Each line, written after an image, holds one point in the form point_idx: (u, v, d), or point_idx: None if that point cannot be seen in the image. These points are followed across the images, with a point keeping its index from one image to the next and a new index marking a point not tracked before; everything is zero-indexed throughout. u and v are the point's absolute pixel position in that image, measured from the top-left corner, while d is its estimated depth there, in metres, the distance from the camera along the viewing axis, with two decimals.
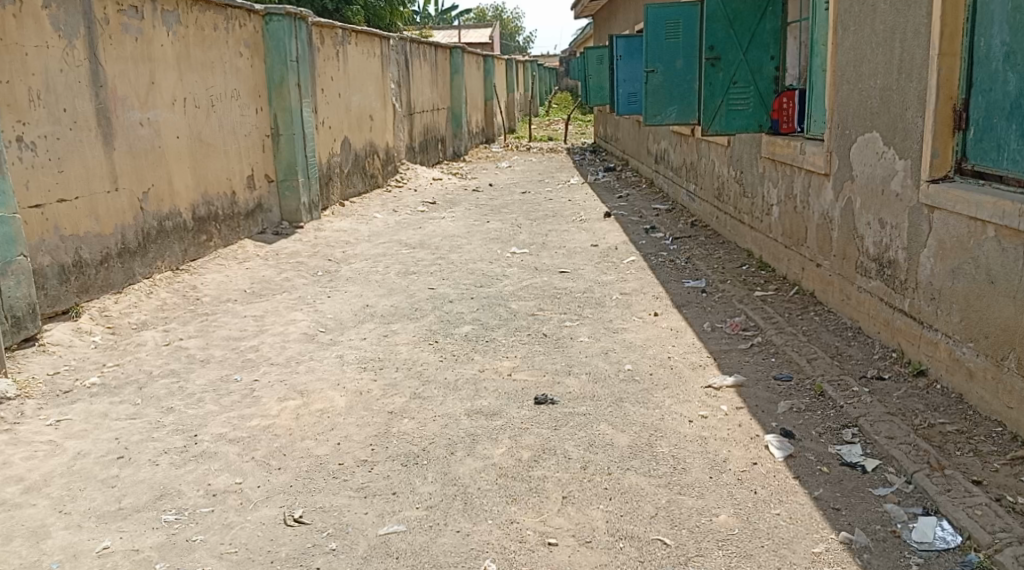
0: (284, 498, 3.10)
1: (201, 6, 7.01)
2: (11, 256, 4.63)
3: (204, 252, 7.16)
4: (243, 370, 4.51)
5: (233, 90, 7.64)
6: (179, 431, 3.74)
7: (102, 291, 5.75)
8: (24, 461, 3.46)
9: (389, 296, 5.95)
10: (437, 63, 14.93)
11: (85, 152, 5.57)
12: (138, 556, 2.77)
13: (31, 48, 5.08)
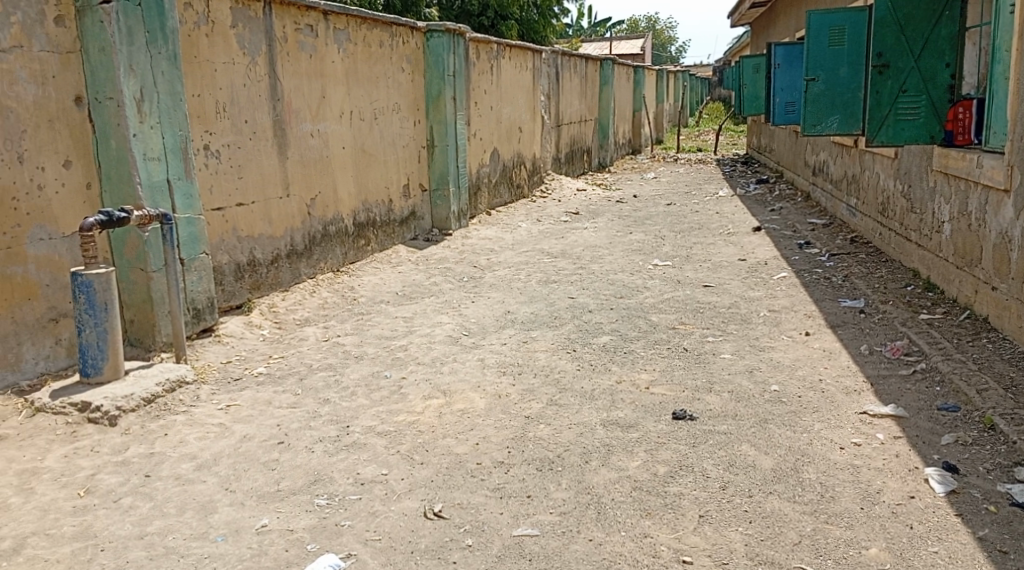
0: (426, 492, 3.28)
1: (368, 24, 7.47)
2: (194, 254, 5.14)
3: (362, 256, 7.61)
4: (393, 368, 4.78)
5: (395, 103, 8.08)
6: (334, 422, 4.03)
7: (272, 289, 6.26)
8: (198, 441, 3.84)
9: (531, 304, 6.10)
10: (587, 75, 15.05)
11: (261, 160, 6.08)
12: (292, 535, 3.02)
13: (220, 64, 5.62)
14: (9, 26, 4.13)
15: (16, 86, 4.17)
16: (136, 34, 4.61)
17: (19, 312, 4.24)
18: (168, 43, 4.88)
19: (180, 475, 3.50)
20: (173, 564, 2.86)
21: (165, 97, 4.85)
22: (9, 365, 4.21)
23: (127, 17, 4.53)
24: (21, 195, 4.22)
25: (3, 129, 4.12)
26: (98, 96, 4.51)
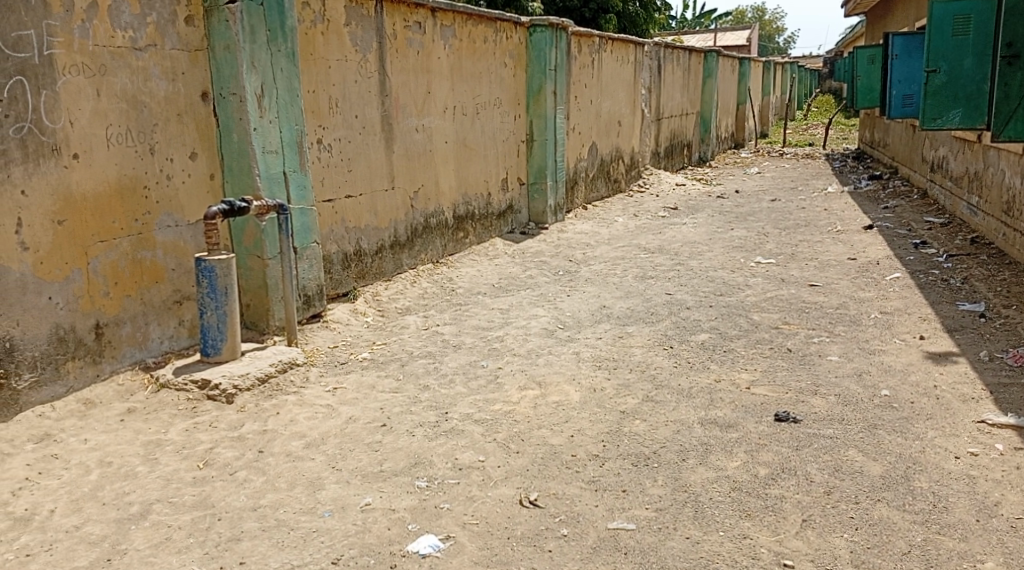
0: (521, 481, 3.34)
1: (474, 19, 7.59)
2: (306, 243, 5.38)
3: (461, 248, 7.75)
4: (489, 358, 4.87)
5: (497, 97, 8.18)
6: (433, 408, 4.14)
7: (375, 278, 6.46)
8: (307, 420, 4.03)
9: (627, 299, 6.09)
10: (689, 68, 14.77)
11: (370, 153, 6.28)
12: (394, 515, 3.12)
13: (334, 61, 5.83)
14: (145, 26, 4.41)
15: (149, 81, 4.45)
16: (258, 33, 4.85)
17: (148, 294, 4.53)
18: (287, 41, 5.11)
19: (290, 452, 3.68)
20: (284, 536, 3.01)
21: (283, 92, 5.09)
22: (138, 343, 4.50)
23: (250, 16, 4.78)
24: (152, 184, 4.51)
25: (138, 123, 4.41)
26: (222, 92, 4.78)
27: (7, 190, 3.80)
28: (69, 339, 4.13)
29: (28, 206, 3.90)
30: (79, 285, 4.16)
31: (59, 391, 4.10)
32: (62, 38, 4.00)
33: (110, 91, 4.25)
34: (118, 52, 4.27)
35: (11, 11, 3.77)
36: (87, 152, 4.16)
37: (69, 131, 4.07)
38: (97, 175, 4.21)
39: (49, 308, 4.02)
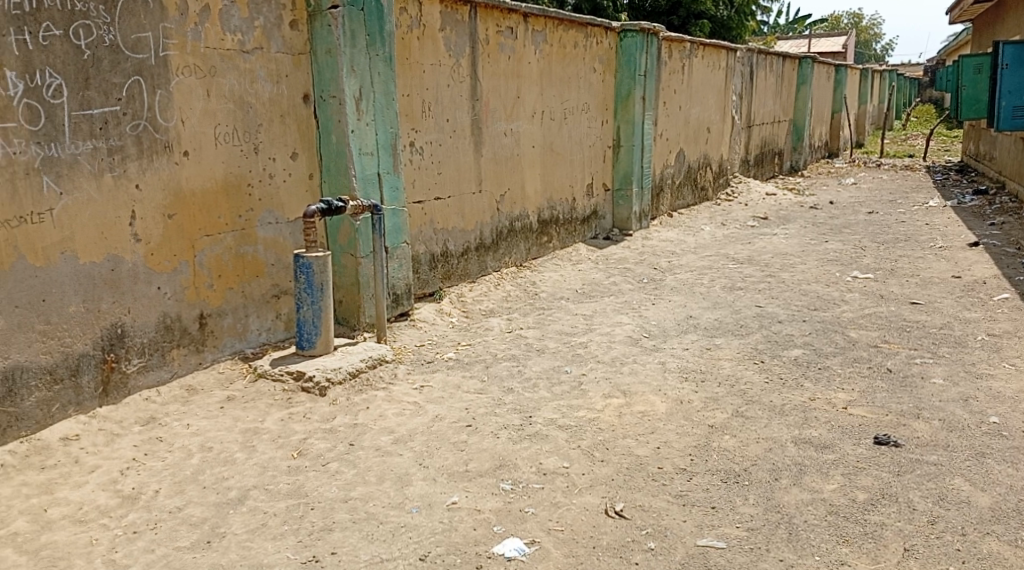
0: (607, 490, 3.31)
1: (565, 24, 7.60)
2: (397, 243, 5.49)
3: (544, 252, 7.76)
4: (573, 364, 4.86)
5: (585, 103, 8.16)
6: (517, 411, 4.16)
7: (460, 279, 6.54)
8: (395, 416, 4.11)
9: (714, 310, 5.97)
10: (783, 75, 14.41)
11: (459, 157, 6.36)
12: (480, 515, 3.15)
13: (428, 66, 5.93)
14: (253, 29, 4.57)
15: (256, 83, 4.62)
16: (358, 37, 4.98)
17: (248, 288, 4.71)
18: (385, 45, 5.23)
19: (379, 447, 3.76)
20: (373, 529, 3.07)
21: (380, 96, 5.21)
22: (238, 334, 4.68)
23: (351, 21, 4.90)
24: (255, 182, 4.68)
25: (244, 123, 4.58)
26: (323, 94, 4.92)
27: (123, 184, 4.00)
28: (175, 328, 4.32)
29: (141, 200, 4.09)
30: (186, 277, 4.35)
31: (164, 376, 4.29)
32: (177, 41, 4.19)
33: (219, 92, 4.43)
34: (228, 55, 4.45)
35: (131, 14, 3.98)
36: (197, 149, 4.34)
37: (181, 130, 4.26)
38: (205, 172, 4.39)
39: (158, 297, 4.22)
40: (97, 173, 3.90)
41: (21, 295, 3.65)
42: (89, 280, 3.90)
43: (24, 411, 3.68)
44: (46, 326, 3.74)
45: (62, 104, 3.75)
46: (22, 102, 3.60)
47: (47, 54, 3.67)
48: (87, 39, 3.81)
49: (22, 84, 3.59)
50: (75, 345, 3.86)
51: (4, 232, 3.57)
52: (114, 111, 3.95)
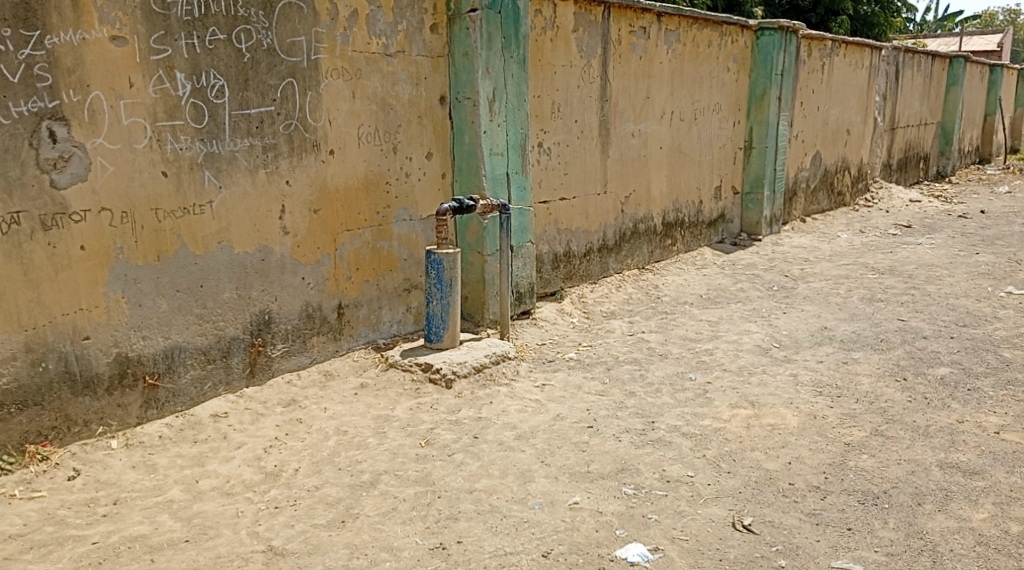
0: (734, 502, 3.25)
1: (699, 24, 7.46)
2: (522, 242, 5.56)
3: (668, 255, 7.65)
4: (698, 371, 4.77)
5: (717, 103, 7.97)
6: (640, 415, 4.12)
7: (582, 280, 6.54)
8: (517, 412, 4.17)
9: (851, 321, 5.72)
10: (932, 74, 13.57)
11: (586, 158, 6.36)
12: (602, 518, 3.15)
13: (560, 67, 5.97)
14: (396, 33, 4.74)
15: (397, 86, 4.80)
16: (494, 40, 5.07)
17: (382, 281, 4.89)
18: (520, 47, 5.30)
19: (503, 441, 3.82)
20: (497, 522, 3.13)
21: (513, 97, 5.29)
22: (371, 325, 4.88)
23: (489, 24, 5.01)
24: (393, 180, 4.85)
25: (384, 124, 4.76)
26: (458, 96, 5.05)
27: (275, 180, 4.25)
28: (315, 316, 4.54)
29: (291, 195, 4.33)
30: (327, 269, 4.56)
31: (304, 361, 4.52)
32: (327, 45, 4.41)
33: (363, 93, 4.62)
34: (372, 58, 4.63)
35: (288, 19, 4.22)
36: (341, 148, 4.55)
37: (328, 130, 4.47)
38: (347, 170, 4.60)
39: (302, 287, 4.45)
40: (252, 169, 4.15)
41: (182, 281, 3.94)
42: (242, 269, 4.17)
43: (180, 387, 3.98)
44: (203, 310, 4.02)
45: (224, 104, 4.01)
46: (189, 102, 3.87)
47: (212, 57, 3.94)
48: (247, 43, 4.07)
49: (190, 85, 3.87)
50: (227, 329, 4.13)
51: (170, 222, 3.87)
52: (269, 111, 4.20)
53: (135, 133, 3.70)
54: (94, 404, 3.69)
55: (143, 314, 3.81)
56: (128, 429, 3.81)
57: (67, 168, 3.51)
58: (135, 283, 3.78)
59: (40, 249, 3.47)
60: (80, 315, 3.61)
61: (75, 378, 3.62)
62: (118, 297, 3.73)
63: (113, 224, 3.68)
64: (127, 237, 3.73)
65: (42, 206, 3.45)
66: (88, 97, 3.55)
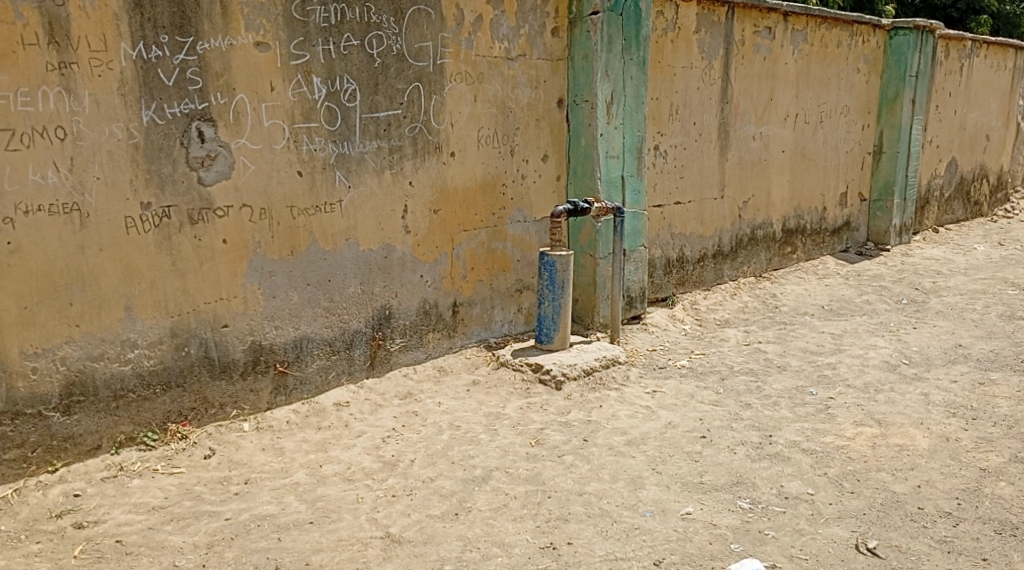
0: (857, 524, 3.13)
1: (828, 23, 7.19)
2: (635, 246, 5.52)
3: (788, 263, 7.40)
4: (819, 385, 4.60)
5: (844, 106, 7.66)
6: (756, 428, 4.03)
7: (695, 286, 6.43)
8: (628, 418, 4.15)
9: (989, 340, 5.39)
10: None
11: (704, 161, 6.25)
12: (716, 530, 3.10)
13: (680, 69, 5.89)
14: (518, 37, 4.82)
15: (517, 89, 4.87)
16: (614, 42, 5.07)
17: (496, 281, 4.97)
18: (640, 49, 5.27)
19: (613, 446, 3.82)
20: (608, 526, 3.13)
21: (631, 99, 5.26)
22: (484, 324, 4.96)
23: (610, 26, 5.01)
24: (509, 182, 4.93)
25: (503, 126, 4.84)
26: (577, 98, 5.07)
27: (399, 180, 4.40)
28: (432, 313, 4.67)
29: (413, 196, 4.47)
30: (444, 267, 4.68)
31: (420, 356, 4.65)
32: (452, 49, 4.52)
33: (485, 97, 4.71)
34: (495, 62, 4.72)
35: (416, 25, 4.35)
36: (461, 151, 4.66)
37: (450, 132, 4.58)
38: (467, 171, 4.70)
39: (421, 284, 4.59)
40: (378, 170, 4.31)
41: (312, 275, 4.14)
42: (366, 265, 4.34)
43: (307, 375, 4.18)
44: (330, 303, 4.21)
45: (355, 107, 4.18)
46: (324, 105, 4.06)
47: (345, 62, 4.11)
48: (378, 48, 4.22)
49: (325, 89, 4.06)
50: (351, 322, 4.31)
51: (303, 219, 4.07)
52: (396, 114, 4.34)
53: (274, 135, 3.91)
54: (229, 388, 3.92)
55: (276, 305, 4.02)
56: (259, 413, 4.02)
57: (213, 166, 3.74)
58: (270, 275, 4.00)
59: (187, 241, 3.71)
60: (220, 304, 3.85)
61: (213, 362, 3.86)
62: (254, 288, 3.95)
63: (253, 220, 3.90)
64: (264, 232, 3.95)
65: (190, 201, 3.70)
66: (234, 99, 3.77)
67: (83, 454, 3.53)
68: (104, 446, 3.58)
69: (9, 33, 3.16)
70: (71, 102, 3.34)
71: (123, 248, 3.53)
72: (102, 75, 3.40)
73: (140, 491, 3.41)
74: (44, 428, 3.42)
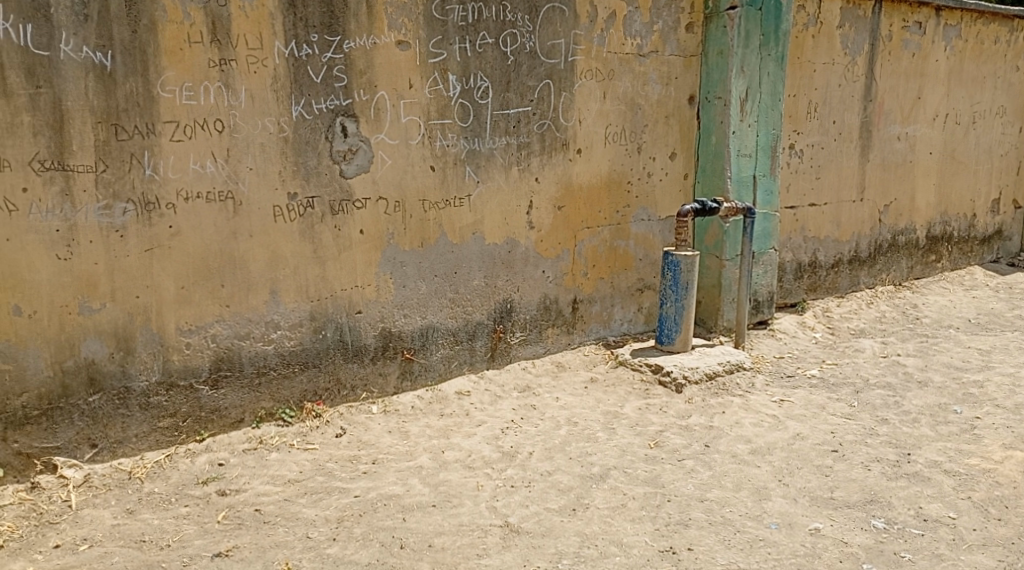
0: (1004, 554, 2.93)
1: (985, 17, 6.73)
2: (764, 249, 5.36)
3: (930, 272, 6.99)
4: (964, 404, 4.33)
5: (1001, 105, 7.15)
6: (893, 445, 3.83)
7: (828, 292, 6.17)
8: (753, 426, 4.04)
9: None
10: None
11: (842, 162, 5.99)
12: (847, 548, 2.98)
13: (820, 65, 5.66)
14: (652, 33, 4.77)
15: (648, 86, 4.82)
16: (752, 38, 4.93)
17: (617, 279, 4.94)
18: (779, 45, 5.10)
19: (736, 454, 3.73)
20: (731, 535, 3.07)
21: (767, 96, 5.10)
22: (603, 321, 4.95)
23: (748, 22, 4.87)
24: (635, 180, 4.89)
25: (632, 124, 4.80)
26: (709, 95, 4.97)
27: (526, 176, 4.45)
28: (552, 309, 4.70)
29: (539, 192, 4.52)
30: (566, 264, 4.70)
31: (539, 350, 4.69)
32: (584, 46, 4.52)
33: (615, 94, 4.69)
34: (627, 58, 4.69)
35: (550, 22, 4.38)
36: (589, 147, 4.66)
37: (578, 129, 4.59)
38: (593, 168, 4.70)
39: (543, 280, 4.63)
40: (506, 165, 4.37)
41: (440, 266, 4.25)
42: (491, 259, 4.42)
43: (431, 363, 4.30)
44: (455, 295, 4.31)
45: (487, 104, 4.25)
46: (458, 102, 4.15)
47: (480, 60, 4.19)
48: (512, 46, 4.28)
49: (460, 86, 4.15)
50: (474, 314, 4.40)
51: (434, 213, 4.18)
52: (526, 111, 4.39)
53: (410, 131, 4.04)
54: (360, 371, 4.09)
55: (405, 294, 4.16)
56: (386, 397, 4.18)
57: (354, 160, 3.91)
58: (401, 265, 4.13)
59: (328, 231, 3.89)
60: (354, 291, 4.01)
61: (347, 346, 4.04)
62: (386, 277, 4.09)
63: (387, 212, 4.05)
64: (397, 224, 4.08)
65: (332, 192, 3.87)
66: (375, 96, 3.92)
67: (227, 426, 3.77)
68: (246, 419, 3.81)
69: (178, 32, 3.40)
70: (229, 97, 3.56)
71: (269, 235, 3.74)
72: (258, 72, 3.61)
73: (277, 464, 3.61)
74: (194, 400, 3.67)
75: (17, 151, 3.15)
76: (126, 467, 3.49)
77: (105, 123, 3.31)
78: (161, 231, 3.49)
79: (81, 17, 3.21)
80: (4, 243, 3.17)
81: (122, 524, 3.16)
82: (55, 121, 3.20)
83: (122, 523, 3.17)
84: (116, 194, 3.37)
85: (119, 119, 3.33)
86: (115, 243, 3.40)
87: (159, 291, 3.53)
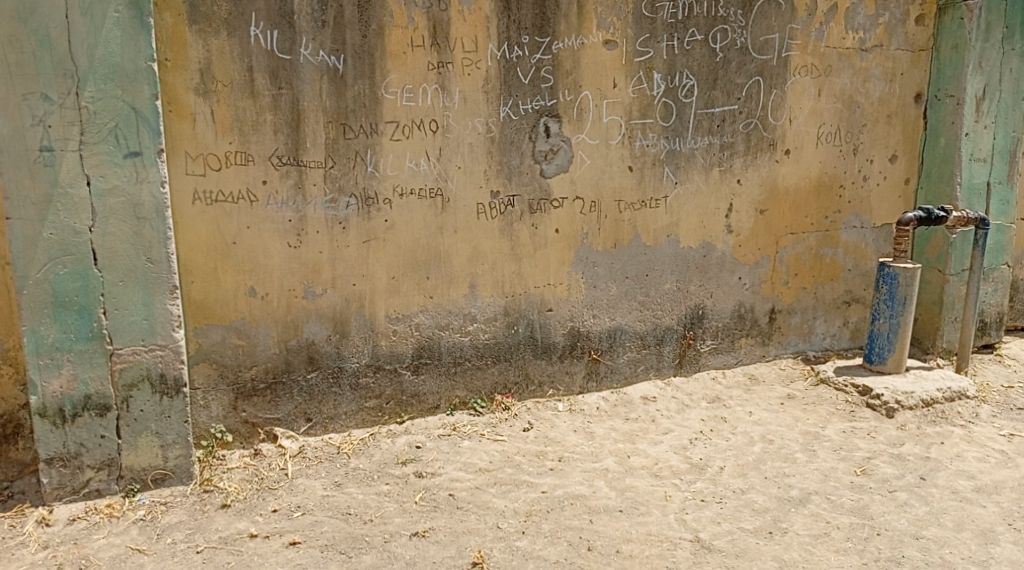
0: None
1: None
2: (997, 264, 4.83)
3: None
4: None
5: None
6: None
7: None
8: (977, 461, 3.66)
9: None
10: None
11: None
12: None
13: None
14: (876, 27, 4.44)
15: (868, 83, 4.50)
16: (994, 30, 4.47)
17: (821, 290, 4.66)
18: None
19: (957, 490, 3.39)
20: None
21: (1008, 94, 4.60)
22: (803, 334, 4.68)
23: (989, 12, 4.42)
24: (848, 185, 4.57)
25: (848, 123, 4.50)
26: (939, 93, 4.56)
27: (727, 178, 4.29)
28: (747, 318, 4.51)
29: (741, 195, 4.34)
30: (766, 271, 4.49)
31: (730, 360, 4.52)
32: (800, 41, 4.29)
33: (831, 91, 4.42)
34: (846, 54, 4.40)
35: (765, 17, 4.19)
36: (798, 148, 4.42)
37: (787, 129, 4.37)
38: (802, 171, 4.45)
39: (739, 287, 4.45)
40: (708, 166, 4.24)
41: (632, 269, 4.20)
42: (684, 263, 4.30)
43: (618, 365, 4.26)
44: (645, 298, 4.25)
45: (692, 103, 4.13)
46: (661, 101, 4.07)
47: (688, 57, 4.08)
48: (722, 42, 4.13)
49: (664, 85, 4.07)
50: (664, 318, 4.31)
51: (629, 214, 4.14)
52: (733, 110, 4.22)
53: (612, 130, 4.02)
54: (549, 368, 4.13)
55: (596, 295, 4.15)
56: (572, 396, 4.19)
57: (555, 160, 3.94)
58: (594, 266, 4.12)
59: (525, 229, 3.96)
60: (547, 289, 4.05)
61: (537, 342, 4.09)
62: (578, 277, 4.10)
63: (583, 212, 4.05)
64: (593, 225, 4.08)
65: (532, 192, 3.93)
66: (579, 96, 3.93)
67: (424, 411, 3.94)
68: (441, 406, 3.97)
69: (403, 36, 3.58)
70: (444, 98, 3.71)
71: (471, 231, 3.86)
72: (472, 73, 3.73)
73: (470, 452, 3.71)
74: (397, 384, 3.87)
75: (259, 147, 3.45)
76: (335, 442, 3.74)
77: (335, 123, 3.54)
78: (377, 224, 3.70)
79: (319, 23, 3.45)
80: (245, 230, 3.48)
81: (331, 495, 3.39)
82: (292, 120, 3.47)
83: (331, 494, 3.40)
84: (340, 189, 3.61)
85: (347, 118, 3.56)
86: (337, 234, 3.64)
87: (372, 280, 3.74)
